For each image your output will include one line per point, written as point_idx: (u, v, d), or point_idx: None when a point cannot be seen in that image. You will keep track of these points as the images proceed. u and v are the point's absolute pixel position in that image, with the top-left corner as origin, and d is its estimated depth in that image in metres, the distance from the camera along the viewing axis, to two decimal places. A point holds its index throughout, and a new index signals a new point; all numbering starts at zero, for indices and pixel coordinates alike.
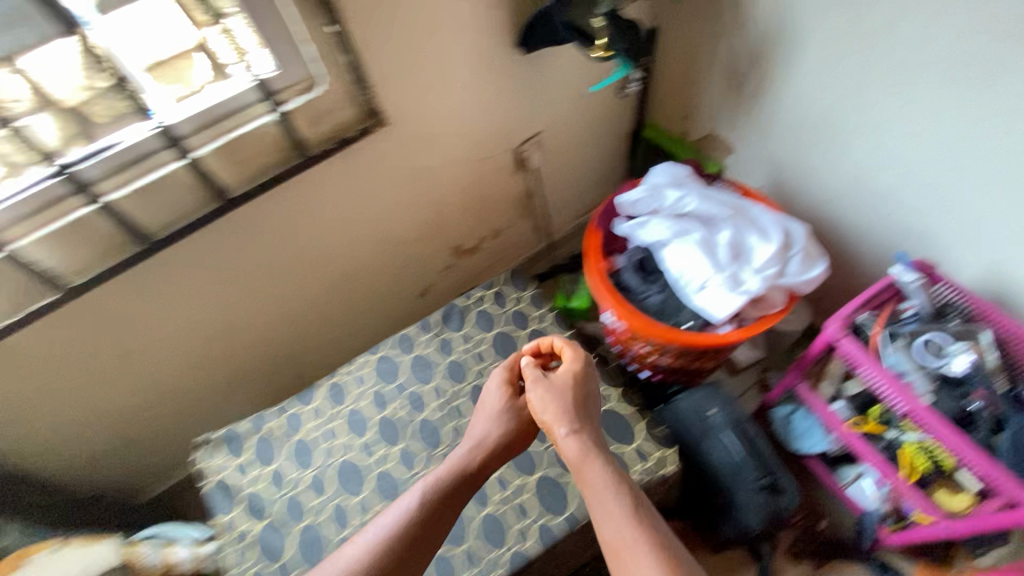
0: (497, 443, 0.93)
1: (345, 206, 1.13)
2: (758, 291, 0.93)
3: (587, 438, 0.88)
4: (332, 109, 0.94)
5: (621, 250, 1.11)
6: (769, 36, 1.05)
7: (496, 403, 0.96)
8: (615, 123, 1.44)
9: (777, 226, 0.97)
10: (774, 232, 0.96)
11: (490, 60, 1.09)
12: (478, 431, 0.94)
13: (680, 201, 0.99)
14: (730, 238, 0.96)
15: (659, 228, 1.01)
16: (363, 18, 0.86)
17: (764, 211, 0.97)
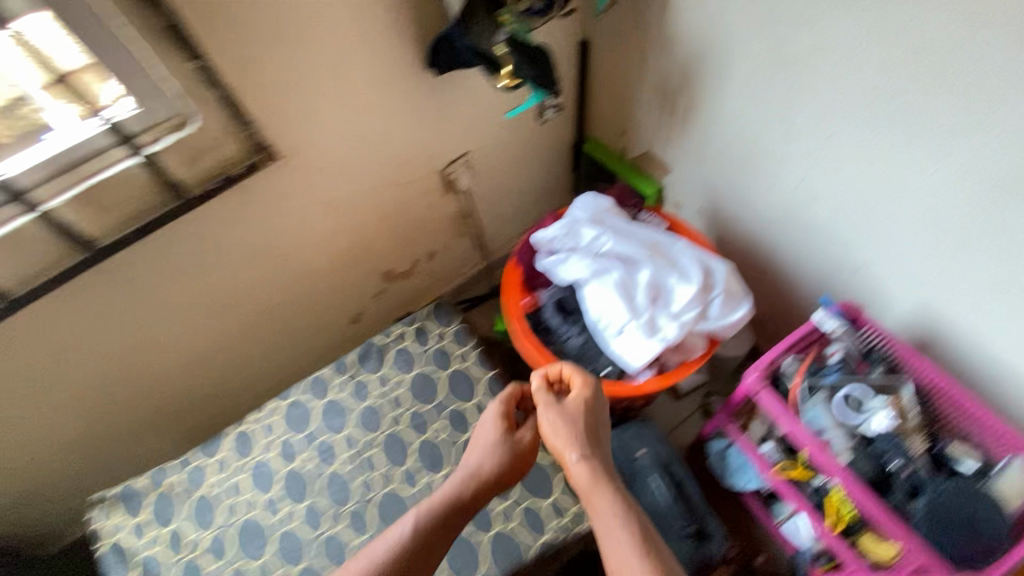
0: (492, 476, 0.87)
1: (247, 242, 1.04)
2: (674, 339, 0.88)
3: (603, 464, 0.82)
4: (211, 145, 0.86)
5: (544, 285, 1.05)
6: (695, 55, 1.00)
7: (495, 430, 0.90)
8: (552, 137, 1.36)
9: (697, 266, 0.91)
10: (693, 273, 0.90)
11: (401, 82, 1.01)
12: (477, 460, 0.88)
13: (596, 240, 0.93)
14: (648, 281, 0.90)
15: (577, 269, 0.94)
16: (233, 48, 0.79)
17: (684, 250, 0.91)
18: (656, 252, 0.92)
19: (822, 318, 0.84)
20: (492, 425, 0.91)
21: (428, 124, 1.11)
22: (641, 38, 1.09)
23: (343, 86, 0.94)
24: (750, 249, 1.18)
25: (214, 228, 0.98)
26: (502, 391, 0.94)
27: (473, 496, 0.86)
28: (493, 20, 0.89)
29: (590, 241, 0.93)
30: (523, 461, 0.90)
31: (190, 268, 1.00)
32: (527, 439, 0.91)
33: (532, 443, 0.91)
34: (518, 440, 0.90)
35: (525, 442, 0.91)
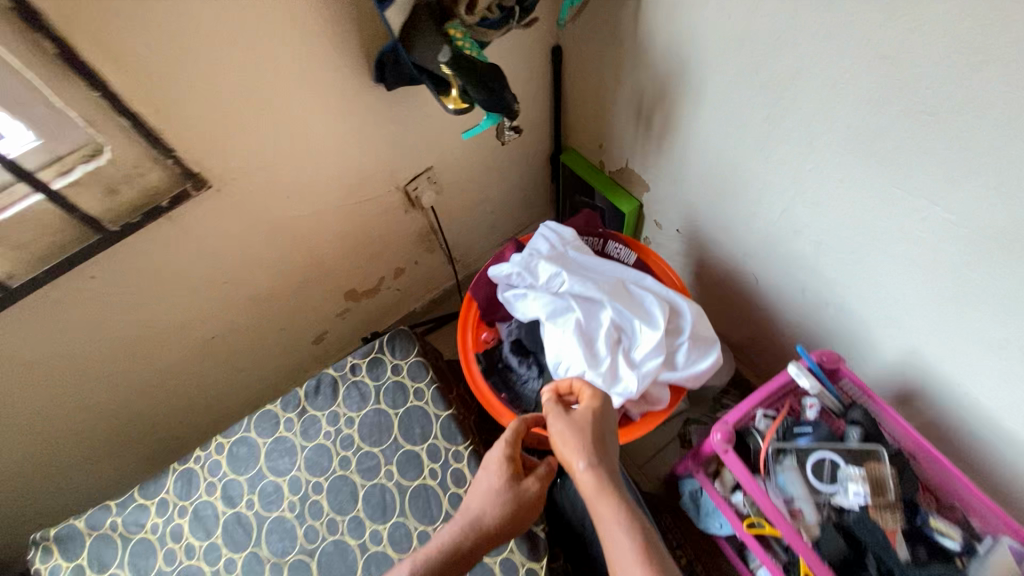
0: (493, 529, 0.76)
1: (187, 270, 0.97)
2: (637, 391, 0.80)
3: (615, 477, 0.67)
4: (130, 175, 0.79)
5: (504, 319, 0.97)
6: (670, 69, 0.91)
7: (498, 474, 0.78)
8: (524, 148, 1.28)
9: (662, 309, 0.83)
10: (657, 317, 0.82)
11: (349, 99, 0.93)
12: (478, 505, 0.77)
13: (553, 279, 0.85)
14: (608, 324, 0.82)
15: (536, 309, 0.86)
16: (144, 71, 0.72)
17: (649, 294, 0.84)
18: (618, 292, 0.84)
19: (797, 374, 0.76)
20: (495, 469, 0.79)
21: (382, 140, 1.03)
22: (613, 47, 1.01)
23: (279, 106, 0.87)
24: (730, 276, 1.10)
25: (147, 258, 0.91)
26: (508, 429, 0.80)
27: (472, 546, 0.75)
28: (441, 32, 0.77)
29: (546, 279, 0.85)
30: (530, 509, 0.78)
31: (124, 300, 0.93)
32: (535, 488, 0.78)
33: (540, 493, 0.78)
34: (525, 490, 0.77)
35: (533, 492, 0.78)
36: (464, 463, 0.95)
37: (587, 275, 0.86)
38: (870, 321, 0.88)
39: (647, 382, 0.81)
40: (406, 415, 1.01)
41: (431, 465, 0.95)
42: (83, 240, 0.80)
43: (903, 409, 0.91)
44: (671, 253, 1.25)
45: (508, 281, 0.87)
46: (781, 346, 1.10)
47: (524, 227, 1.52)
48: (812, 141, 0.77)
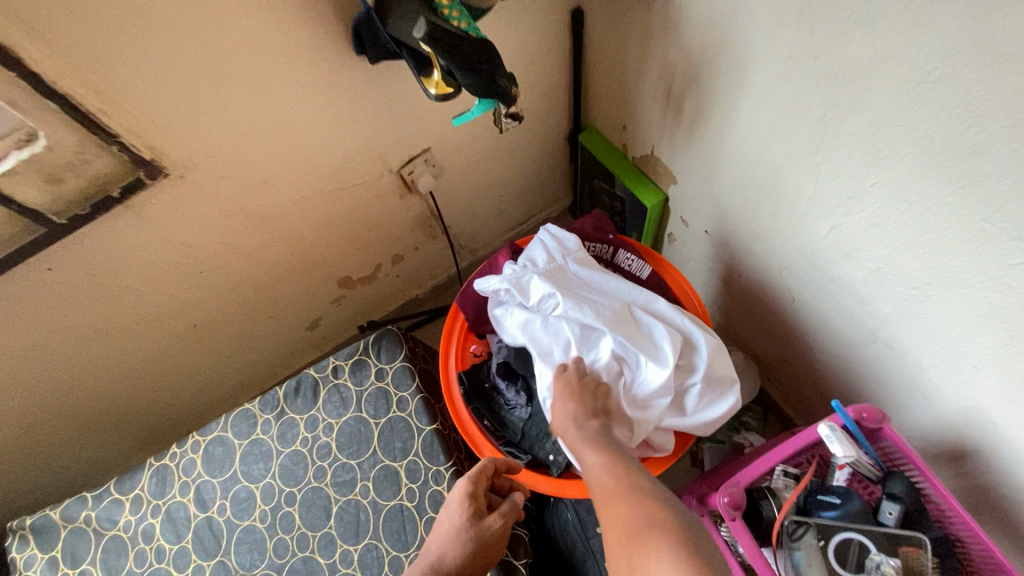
0: (457, 570, 0.71)
1: (157, 260, 0.90)
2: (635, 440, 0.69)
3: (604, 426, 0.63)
4: (74, 162, 0.70)
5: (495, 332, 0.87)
6: (709, 45, 0.75)
7: (457, 515, 0.73)
8: (538, 126, 1.13)
9: (674, 343, 0.70)
10: (667, 353, 0.69)
11: (327, 73, 0.81)
12: (440, 547, 0.73)
13: (546, 299, 0.72)
14: (608, 357, 0.70)
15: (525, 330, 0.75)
16: (74, 46, 0.62)
17: (661, 325, 0.71)
18: (623, 318, 0.72)
19: (828, 436, 0.64)
20: (457, 507, 0.74)
21: (368, 119, 0.91)
22: (642, 13, 0.84)
23: (242, 83, 0.75)
24: (762, 289, 0.95)
25: (109, 250, 0.84)
26: (473, 469, 0.75)
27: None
28: None
29: (538, 300, 0.73)
30: (495, 548, 0.74)
31: (90, 293, 0.87)
32: (497, 526, 0.73)
33: (504, 530, 0.74)
34: (486, 528, 0.73)
35: (496, 530, 0.74)
36: (443, 486, 0.87)
37: (587, 295, 0.73)
38: (927, 368, 0.73)
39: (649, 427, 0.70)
40: (387, 426, 0.93)
41: (409, 485, 0.88)
42: (31, 232, 0.73)
43: (952, 470, 0.77)
44: (697, 254, 1.10)
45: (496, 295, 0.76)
46: (814, 374, 0.96)
47: (538, 211, 1.38)
48: (878, 150, 0.61)
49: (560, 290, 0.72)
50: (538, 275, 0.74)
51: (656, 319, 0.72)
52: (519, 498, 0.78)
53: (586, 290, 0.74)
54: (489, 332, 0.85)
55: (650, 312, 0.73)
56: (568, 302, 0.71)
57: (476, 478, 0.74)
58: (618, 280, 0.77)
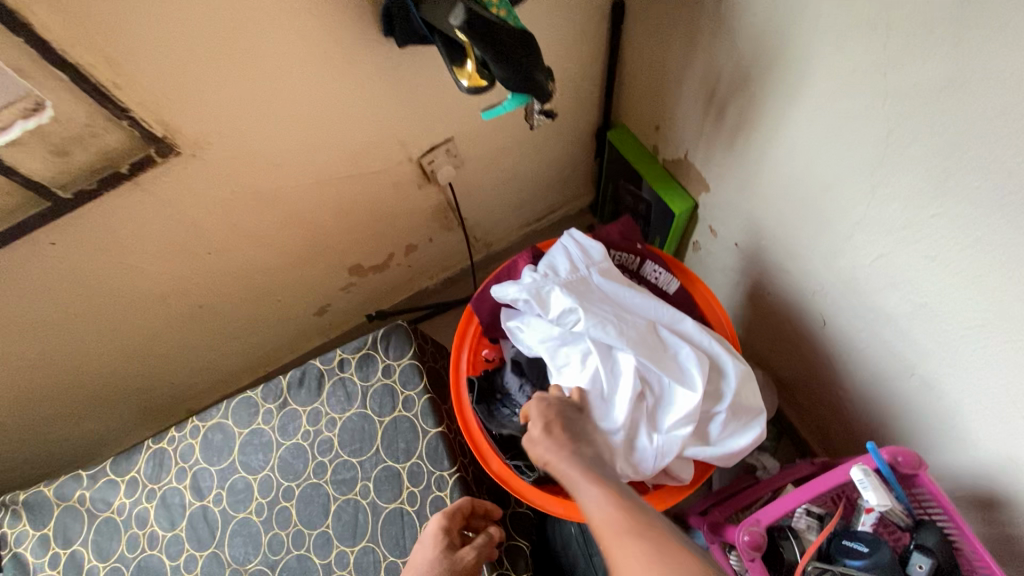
0: None
1: (164, 239, 0.86)
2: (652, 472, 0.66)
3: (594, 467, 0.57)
4: (83, 135, 0.66)
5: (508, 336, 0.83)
6: (762, 51, 0.70)
7: (429, 549, 0.74)
8: (566, 121, 1.08)
9: (702, 368, 0.67)
10: (695, 378, 0.66)
11: (353, 54, 0.76)
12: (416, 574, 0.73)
13: (566, 313, 0.68)
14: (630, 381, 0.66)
15: (542, 344, 0.71)
16: (86, 12, 0.58)
17: (688, 351, 0.67)
18: (647, 339, 0.68)
19: (862, 481, 0.61)
20: (430, 541, 0.75)
21: (390, 104, 0.86)
22: (689, 10, 0.79)
23: (259, 59, 0.70)
24: (790, 310, 0.91)
25: (115, 227, 0.80)
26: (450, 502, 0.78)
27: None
28: None
29: (558, 313, 0.68)
30: None
31: (94, 269, 0.84)
32: (469, 559, 0.74)
33: (476, 564, 0.74)
34: (459, 560, 0.74)
35: (468, 563, 0.74)
36: (446, 492, 0.85)
37: (610, 311, 0.69)
38: (964, 411, 0.69)
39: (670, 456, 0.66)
40: (391, 426, 0.90)
41: (411, 489, 0.86)
42: (34, 206, 0.69)
43: (982, 519, 0.73)
44: (722, 267, 1.05)
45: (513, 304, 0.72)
46: (837, 402, 0.92)
47: (557, 208, 1.34)
48: (942, 178, 0.57)
49: (582, 305, 0.68)
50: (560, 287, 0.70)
51: (682, 345, 0.68)
52: (495, 534, 0.79)
53: (610, 305, 0.70)
54: (503, 338, 0.82)
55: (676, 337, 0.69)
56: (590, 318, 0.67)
57: (451, 513, 0.78)
58: (644, 296, 0.73)
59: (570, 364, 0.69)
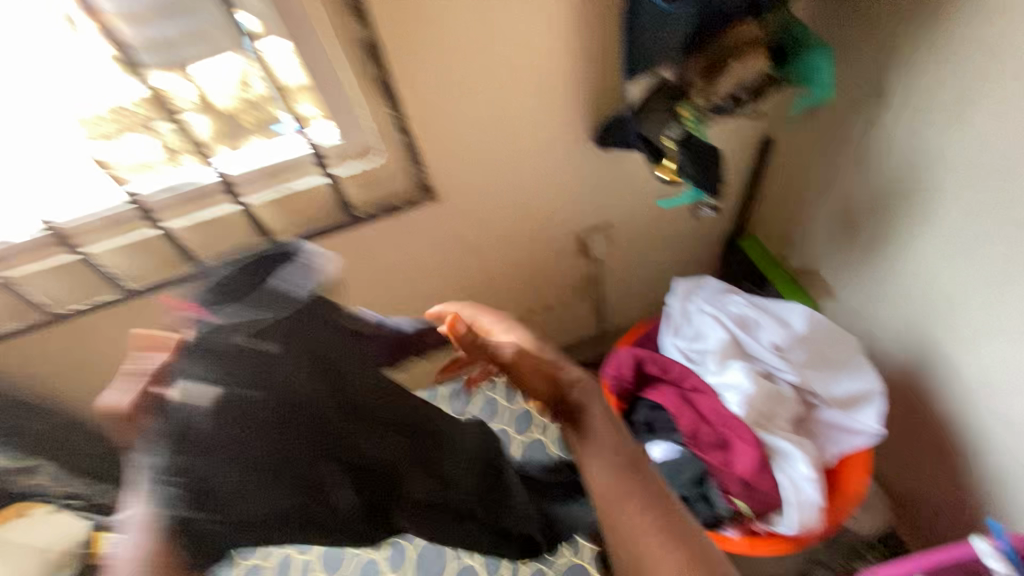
0: None
1: (391, 264, 1.14)
2: (737, 416, 0.81)
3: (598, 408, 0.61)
4: (384, 178, 0.97)
5: (666, 374, 0.89)
6: (897, 187, 0.88)
7: None
8: (704, 226, 1.29)
9: (826, 422, 0.85)
10: (833, 415, 0.84)
11: (566, 153, 1.04)
12: None
13: (797, 334, 0.86)
14: (789, 377, 0.85)
15: (762, 327, 0.88)
16: (427, 103, 0.87)
17: (832, 412, 0.84)
18: (812, 380, 0.85)
19: (986, 551, 0.71)
20: None
21: (578, 190, 1.12)
22: (831, 152, 0.98)
23: (509, 146, 0.99)
24: (913, 413, 0.98)
25: (367, 247, 1.09)
26: None
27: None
28: (671, 108, 0.86)
29: (796, 328, 0.86)
30: None
31: (338, 277, 1.13)
32: None
33: None
34: None
35: None
36: None
37: (791, 355, 0.85)
38: None
39: (762, 413, 0.83)
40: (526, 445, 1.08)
41: None
42: (335, 221, 0.99)
43: None
44: None
45: (763, 306, 0.90)
46: (967, 513, 0.95)
47: None
48: None
49: (809, 341, 0.85)
50: (789, 329, 0.86)
51: (829, 412, 0.84)
52: None
53: (790, 355, 0.85)
54: (652, 390, 0.89)
55: (826, 409, 0.85)
56: (790, 347, 0.85)
57: None
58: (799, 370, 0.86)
59: (777, 336, 0.86)
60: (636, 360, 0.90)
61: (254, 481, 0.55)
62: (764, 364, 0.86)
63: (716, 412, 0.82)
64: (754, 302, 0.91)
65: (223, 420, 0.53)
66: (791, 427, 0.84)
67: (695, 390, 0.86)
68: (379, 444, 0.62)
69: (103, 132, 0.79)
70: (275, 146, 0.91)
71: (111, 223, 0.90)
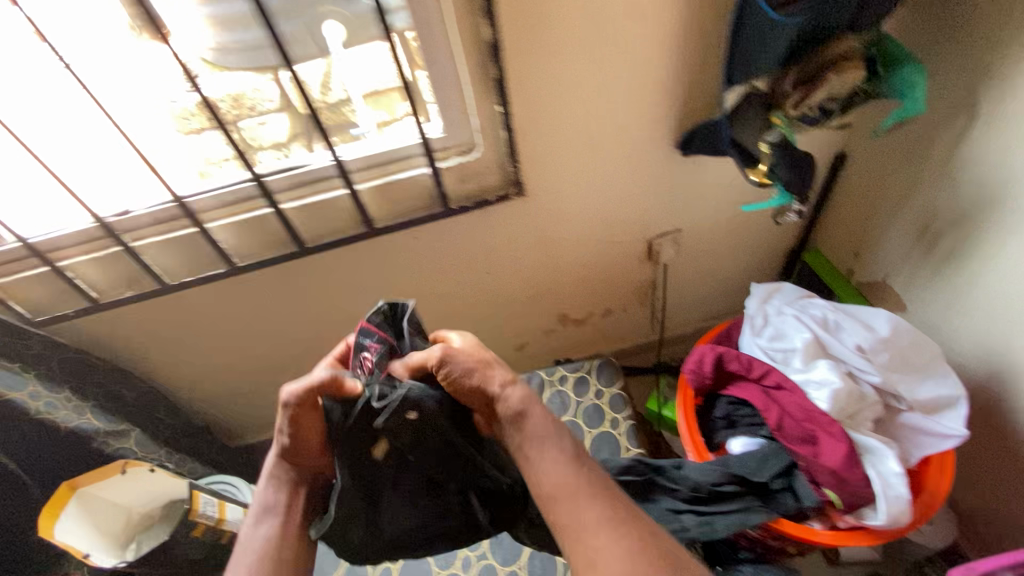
0: None
1: (471, 256, 1.20)
2: (823, 412, 0.84)
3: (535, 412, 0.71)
4: (480, 172, 1.03)
5: (748, 371, 0.92)
6: (981, 202, 0.91)
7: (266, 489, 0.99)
8: (770, 238, 1.33)
9: (908, 426, 0.87)
10: (916, 418, 0.86)
11: (648, 159, 1.09)
12: None
13: (880, 338, 0.88)
14: (872, 379, 0.87)
15: (844, 331, 0.90)
16: (533, 102, 0.94)
17: (915, 415, 0.86)
18: (895, 384, 0.87)
19: None
20: None
21: (655, 196, 1.17)
22: (911, 168, 1.02)
23: (598, 149, 1.05)
24: (988, 427, 1.00)
25: (453, 238, 1.15)
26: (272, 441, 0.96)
27: (316, 466, 0.78)
28: (766, 117, 0.92)
29: (879, 334, 0.88)
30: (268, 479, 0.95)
31: (421, 265, 1.19)
32: None
33: None
34: None
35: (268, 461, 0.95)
36: None
37: (874, 359, 0.88)
38: None
39: (847, 412, 0.85)
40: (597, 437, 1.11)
41: None
42: (431, 211, 1.06)
43: None
44: None
45: (844, 311, 0.93)
46: None
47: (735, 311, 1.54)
48: None
49: (893, 346, 0.87)
50: (872, 333, 0.89)
51: (912, 416, 0.86)
52: None
53: (874, 359, 0.88)
54: (735, 386, 0.93)
55: (909, 413, 0.87)
56: (873, 351, 0.88)
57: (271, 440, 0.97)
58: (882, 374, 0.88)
59: (861, 340, 0.88)
60: (719, 355, 0.93)
61: (379, 508, 0.79)
62: (847, 366, 0.89)
63: (802, 407, 0.85)
64: (835, 307, 0.94)
65: (342, 488, 0.75)
66: (873, 427, 0.87)
67: (778, 386, 0.89)
68: (480, 480, 0.81)
69: (233, 111, 0.90)
70: (389, 136, 0.98)
71: (232, 200, 0.98)
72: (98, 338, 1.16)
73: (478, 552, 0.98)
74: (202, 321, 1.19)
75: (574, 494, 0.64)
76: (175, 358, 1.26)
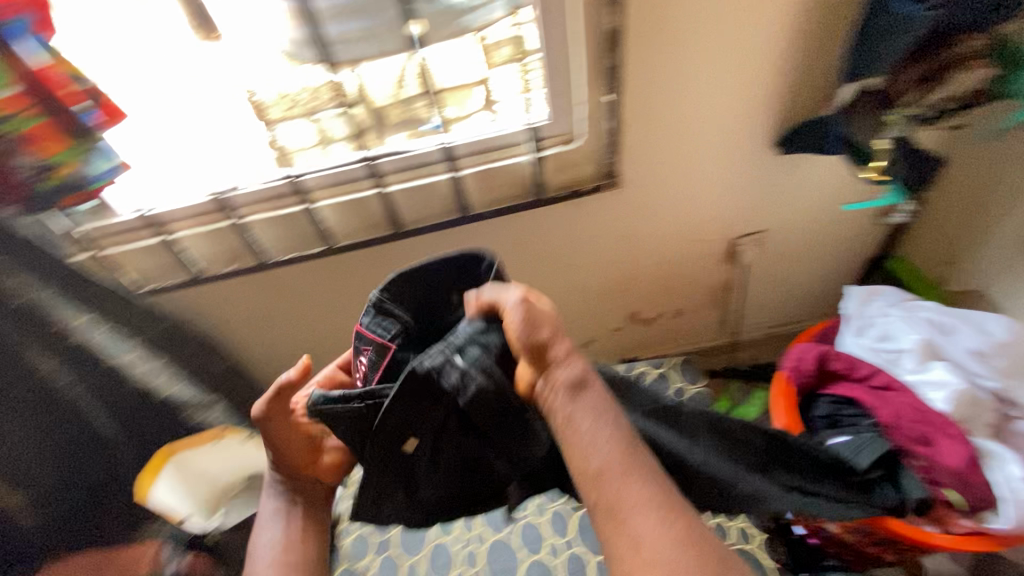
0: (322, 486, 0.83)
1: (556, 247, 1.21)
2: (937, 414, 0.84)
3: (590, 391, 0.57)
4: (578, 162, 1.05)
5: (853, 372, 0.92)
6: None
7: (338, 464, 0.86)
8: (855, 243, 1.31)
9: None
10: None
11: (743, 156, 1.09)
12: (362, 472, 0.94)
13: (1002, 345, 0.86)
14: (990, 385, 0.86)
15: (960, 335, 0.89)
16: (640, 92, 0.95)
17: None
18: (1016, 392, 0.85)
19: None
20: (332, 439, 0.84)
21: (746, 194, 1.16)
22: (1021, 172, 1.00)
23: (696, 143, 1.05)
24: None
25: (541, 228, 1.16)
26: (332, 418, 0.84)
27: (319, 477, 0.78)
28: (881, 116, 0.91)
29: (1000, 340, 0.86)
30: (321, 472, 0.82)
31: (507, 254, 1.21)
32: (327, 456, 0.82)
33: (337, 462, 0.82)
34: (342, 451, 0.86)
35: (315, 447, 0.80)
36: None
37: (994, 365, 0.86)
38: None
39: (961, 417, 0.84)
40: None
41: None
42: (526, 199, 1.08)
43: None
44: None
45: (961, 315, 0.91)
46: None
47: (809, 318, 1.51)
48: None
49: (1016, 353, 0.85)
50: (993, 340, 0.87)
51: None
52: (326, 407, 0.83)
53: (993, 365, 0.86)
54: (839, 386, 0.93)
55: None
56: (993, 357, 0.86)
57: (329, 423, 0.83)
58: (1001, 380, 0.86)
59: (980, 345, 0.87)
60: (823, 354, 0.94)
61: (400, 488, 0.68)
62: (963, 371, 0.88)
63: (915, 410, 0.84)
64: (950, 312, 0.92)
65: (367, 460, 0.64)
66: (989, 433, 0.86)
67: (886, 387, 0.88)
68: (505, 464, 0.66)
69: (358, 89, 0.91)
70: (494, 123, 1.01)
71: (338, 181, 1.01)
72: (189, 313, 1.20)
73: (566, 540, 0.96)
74: (290, 301, 1.22)
75: (640, 478, 0.51)
76: (257, 337, 1.29)
